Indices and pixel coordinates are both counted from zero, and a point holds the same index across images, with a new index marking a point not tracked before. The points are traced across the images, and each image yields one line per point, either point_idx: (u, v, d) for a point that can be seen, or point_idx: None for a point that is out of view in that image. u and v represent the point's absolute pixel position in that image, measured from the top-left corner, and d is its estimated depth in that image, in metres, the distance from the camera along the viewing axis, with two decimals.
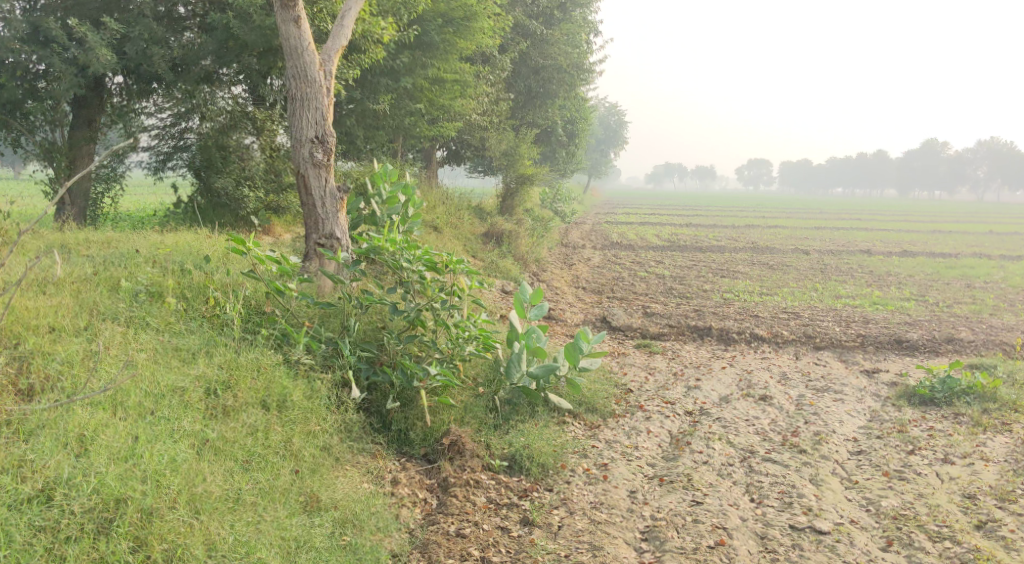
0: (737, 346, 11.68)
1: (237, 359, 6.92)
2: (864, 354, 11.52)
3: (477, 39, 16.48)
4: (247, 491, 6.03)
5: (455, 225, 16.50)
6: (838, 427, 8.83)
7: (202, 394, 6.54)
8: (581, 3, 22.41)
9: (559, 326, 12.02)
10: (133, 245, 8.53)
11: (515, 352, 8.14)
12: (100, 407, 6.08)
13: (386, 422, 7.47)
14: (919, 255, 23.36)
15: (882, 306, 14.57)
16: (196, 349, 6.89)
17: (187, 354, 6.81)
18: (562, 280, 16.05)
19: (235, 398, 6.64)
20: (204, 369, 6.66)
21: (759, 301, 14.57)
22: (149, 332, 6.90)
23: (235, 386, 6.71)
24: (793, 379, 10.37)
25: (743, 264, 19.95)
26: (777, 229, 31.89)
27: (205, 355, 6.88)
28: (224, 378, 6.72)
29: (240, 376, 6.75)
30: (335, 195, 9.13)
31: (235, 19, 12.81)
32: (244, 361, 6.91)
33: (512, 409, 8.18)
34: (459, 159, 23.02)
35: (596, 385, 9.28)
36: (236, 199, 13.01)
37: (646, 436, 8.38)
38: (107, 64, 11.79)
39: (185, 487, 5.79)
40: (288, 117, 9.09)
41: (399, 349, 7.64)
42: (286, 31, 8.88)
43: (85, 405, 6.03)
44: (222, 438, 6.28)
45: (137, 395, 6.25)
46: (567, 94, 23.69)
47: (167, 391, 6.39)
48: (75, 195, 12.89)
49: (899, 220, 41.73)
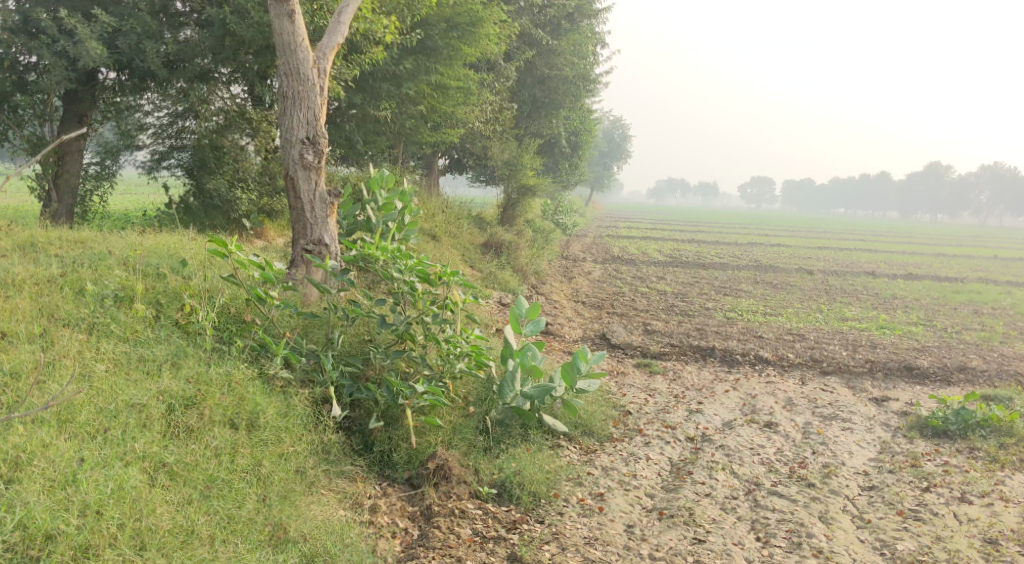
0: (741, 369, 11.21)
1: (206, 373, 6.48)
2: (873, 381, 11.07)
3: (483, 45, 16.06)
4: (205, 523, 5.60)
5: (453, 233, 16.09)
6: (848, 459, 8.38)
7: (165, 410, 6.11)
8: (590, 13, 22.04)
9: (556, 343, 11.56)
10: (108, 245, 8.11)
11: (509, 371, 7.71)
12: (45, 425, 5.67)
13: (368, 443, 7.03)
14: (925, 279, 22.94)
15: (889, 330, 14.14)
16: (162, 360, 6.44)
17: (152, 366, 6.37)
18: (561, 294, 15.62)
19: (200, 417, 6.19)
20: (169, 383, 6.22)
21: (763, 321, 14.11)
22: (113, 340, 6.46)
23: (202, 404, 6.26)
24: (800, 405, 9.91)
25: (747, 282, 19.53)
26: (780, 247, 31.48)
27: (172, 367, 6.44)
28: (189, 394, 6.26)
29: (207, 392, 6.30)
30: (325, 199, 8.70)
31: (233, 15, 12.30)
32: (213, 375, 6.48)
33: (504, 430, 7.73)
34: (462, 167, 22.64)
35: (593, 407, 8.83)
36: (228, 201, 13.05)
37: (644, 464, 7.92)
38: (97, 59, 11.32)
39: (130, 520, 5.39)
40: (279, 115, 8.64)
41: (385, 364, 7.20)
42: (279, 25, 8.44)
43: (27, 421, 5.64)
44: (182, 463, 5.86)
45: (89, 411, 5.84)
46: (573, 105, 23.32)
47: (123, 408, 5.97)
48: (62, 191, 12.49)
49: (902, 242, 41.43)
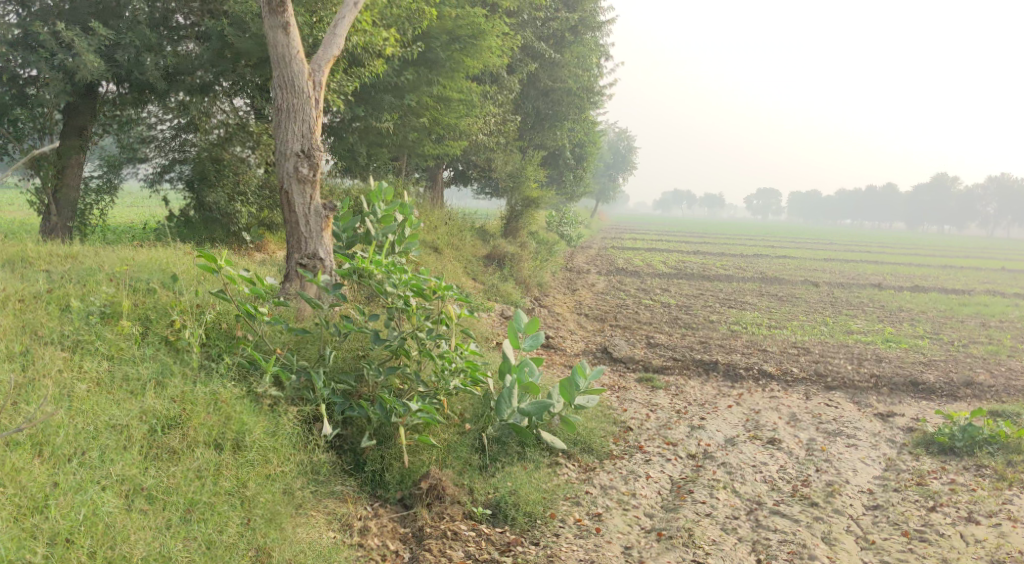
0: (745, 383, 11.05)
1: (192, 392, 6.41)
2: (879, 396, 10.90)
3: (485, 57, 15.96)
4: (182, 549, 5.50)
5: (455, 246, 15.99)
6: (853, 477, 8.21)
7: (146, 431, 6.07)
8: (593, 26, 21.96)
9: (557, 357, 11.42)
10: (98, 259, 8.09)
11: (506, 387, 7.58)
12: (19, 447, 5.66)
13: (360, 462, 6.90)
14: (932, 291, 22.75)
15: (895, 344, 13.96)
16: (147, 380, 6.40)
17: (136, 385, 6.34)
18: (564, 306, 15.49)
19: (183, 438, 6.14)
20: (152, 402, 6.19)
21: (768, 335, 13.95)
22: (97, 359, 6.45)
23: (186, 424, 6.21)
24: (804, 421, 9.74)
25: (752, 295, 19.37)
26: (786, 259, 31.30)
27: (157, 387, 6.39)
28: (173, 413, 6.22)
29: (192, 411, 6.25)
30: (320, 212, 8.59)
31: (231, 27, 12.28)
32: (198, 394, 6.40)
33: (501, 448, 7.59)
34: (466, 179, 22.59)
35: (593, 423, 8.69)
36: (228, 214, 12.88)
37: (644, 482, 7.77)
38: (95, 72, 11.28)
39: (101, 547, 5.34)
40: (273, 128, 8.57)
41: (379, 381, 7.08)
42: (273, 37, 8.37)
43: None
44: (162, 486, 5.79)
45: (65, 434, 5.82)
46: (577, 116, 23.22)
47: (102, 429, 5.96)
48: (61, 206, 12.38)
49: (908, 254, 41.22)
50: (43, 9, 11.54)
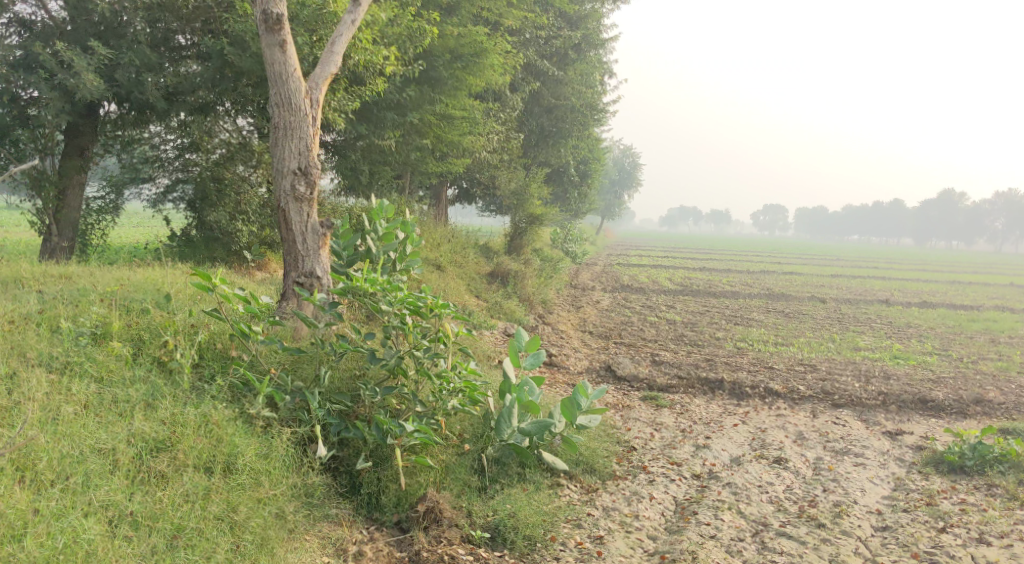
0: (751, 402, 10.89)
1: (183, 414, 6.36)
2: (887, 413, 10.73)
3: (488, 75, 15.89)
4: None
5: (459, 263, 15.91)
6: (861, 497, 8.06)
7: (134, 455, 6.04)
8: (597, 43, 21.92)
9: (560, 375, 11.29)
10: (92, 280, 8.09)
11: (506, 406, 7.46)
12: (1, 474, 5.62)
13: (356, 485, 6.80)
14: (941, 307, 22.55)
15: (904, 360, 13.78)
16: (136, 402, 6.37)
17: (125, 407, 6.32)
18: (568, 324, 15.37)
19: (172, 461, 6.10)
20: (140, 425, 6.16)
21: (774, 352, 13.79)
22: (86, 381, 6.43)
23: (175, 447, 6.17)
24: (811, 439, 9.58)
25: (758, 311, 19.21)
26: (793, 275, 31.13)
27: (146, 409, 6.36)
28: (162, 436, 6.18)
29: (181, 434, 6.21)
30: (317, 230, 8.57)
31: (231, 46, 12.22)
32: (189, 416, 6.35)
33: (501, 469, 7.46)
34: (470, 197, 22.57)
35: (595, 443, 8.54)
36: (229, 233, 12.97)
37: (647, 503, 7.63)
38: (94, 91, 11.24)
39: None
40: (270, 146, 8.52)
41: (376, 401, 6.99)
42: (270, 55, 8.32)
43: None
44: (149, 511, 5.77)
45: (49, 459, 5.79)
46: (581, 134, 23.13)
47: (88, 453, 5.93)
48: (62, 226, 12.37)
49: (916, 270, 40.98)
50: (44, 30, 11.61)
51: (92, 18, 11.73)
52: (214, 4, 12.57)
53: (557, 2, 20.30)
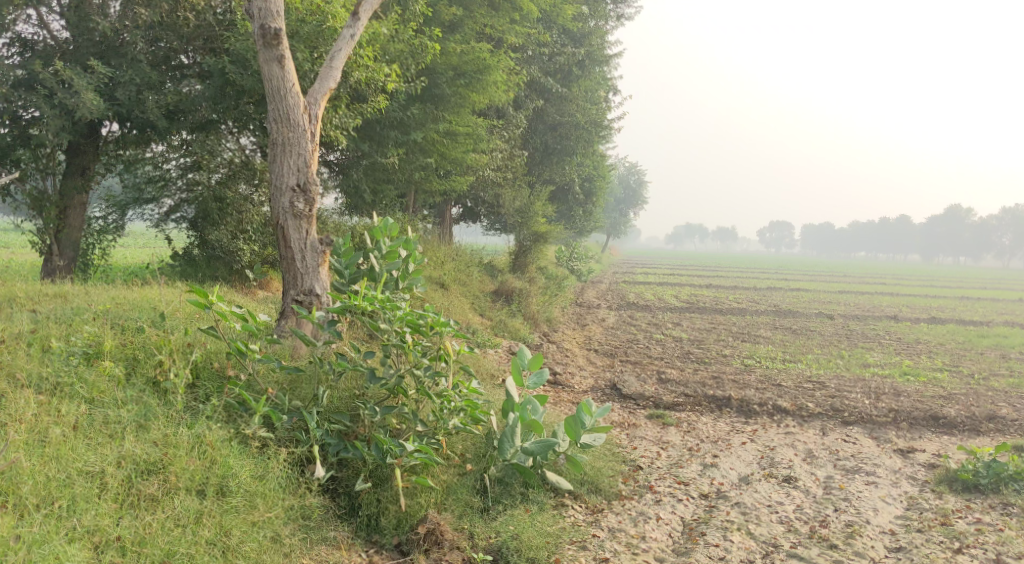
0: (759, 419, 10.71)
1: (176, 435, 6.30)
2: (898, 431, 10.54)
3: (491, 93, 15.79)
4: None
5: (463, 281, 15.79)
6: (873, 517, 7.87)
7: (123, 478, 5.98)
8: (600, 60, 21.86)
9: (565, 394, 11.13)
10: (86, 298, 8.03)
11: (509, 425, 7.30)
12: None
13: (355, 506, 6.66)
14: (950, 323, 22.32)
15: (914, 377, 13.58)
16: (128, 423, 6.30)
17: (116, 429, 6.26)
18: (573, 342, 15.22)
19: (163, 484, 6.04)
20: (131, 447, 6.11)
21: (782, 369, 13.61)
22: (75, 402, 6.36)
23: (166, 470, 6.10)
24: (821, 457, 9.40)
25: (766, 328, 19.02)
26: (801, 291, 30.93)
27: (138, 430, 6.30)
28: (153, 458, 6.12)
29: (173, 455, 6.14)
30: (316, 247, 8.48)
31: (232, 63, 12.18)
32: (182, 436, 6.29)
33: (504, 489, 7.30)
34: (474, 215, 22.56)
35: (600, 462, 8.37)
36: (229, 252, 12.78)
37: (654, 524, 7.45)
38: (94, 110, 11.18)
39: None
40: (269, 163, 8.46)
41: (375, 421, 6.87)
42: (269, 70, 8.27)
43: None
44: (138, 536, 5.71)
45: (36, 482, 5.74)
46: (585, 150, 22.88)
47: (75, 476, 5.88)
48: (63, 246, 12.29)
49: (923, 286, 40.74)
50: (46, 50, 11.60)
51: (93, 37, 11.72)
52: (214, 22, 12.56)
53: (560, 20, 20.30)
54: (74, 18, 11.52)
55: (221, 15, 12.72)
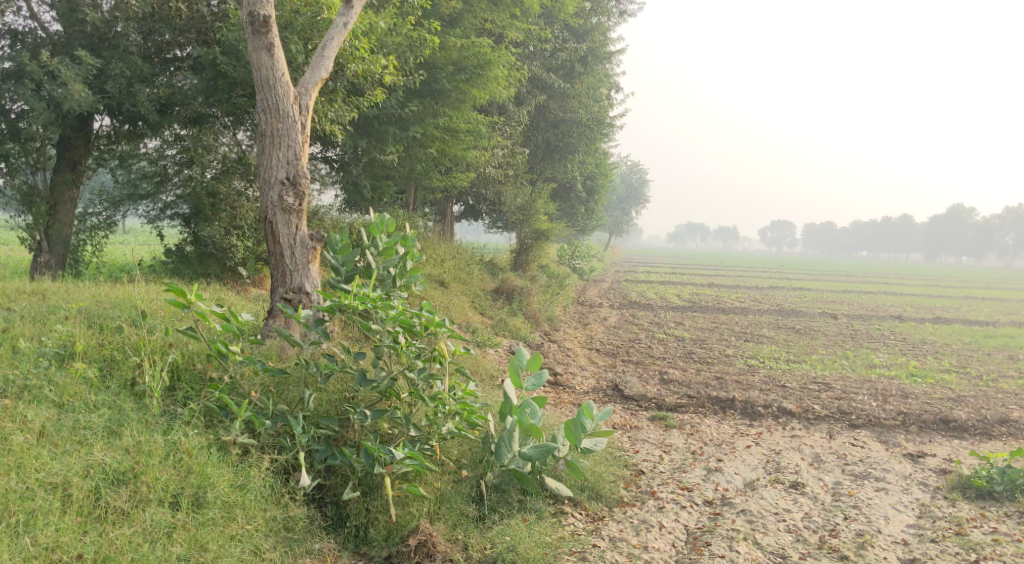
0: (764, 422, 10.40)
1: (149, 442, 6.10)
2: (907, 435, 10.23)
3: (492, 88, 15.44)
4: None
5: (462, 279, 15.48)
6: (885, 526, 7.58)
7: (90, 490, 5.78)
8: (604, 57, 21.48)
9: (565, 395, 10.82)
10: (64, 297, 7.84)
11: (506, 429, 7.01)
12: None
13: (343, 516, 6.42)
14: (956, 323, 22.00)
15: (921, 378, 13.26)
16: (100, 429, 6.11)
17: (86, 435, 6.06)
18: (574, 341, 14.92)
19: (133, 495, 5.83)
20: (100, 455, 5.91)
21: (787, 369, 13.29)
22: (43, 407, 6.16)
23: (137, 479, 5.90)
24: (829, 462, 9.10)
25: (769, 328, 18.70)
26: (804, 290, 30.61)
27: (110, 437, 6.10)
28: (124, 467, 5.92)
29: (146, 464, 5.94)
30: (307, 243, 8.19)
31: (225, 55, 11.86)
32: (156, 443, 6.10)
33: (501, 497, 7.01)
34: (476, 213, 22.32)
35: (602, 467, 8.06)
36: (223, 248, 12.32)
37: (657, 533, 7.16)
38: (83, 102, 10.85)
39: None
40: (257, 155, 8.17)
41: (364, 426, 6.61)
42: (257, 59, 8.02)
43: None
44: (101, 554, 5.49)
45: None
46: (588, 148, 22.58)
47: (36, 487, 5.66)
48: (53, 242, 11.95)
49: (924, 285, 40.47)
50: (35, 42, 11.30)
51: (85, 29, 11.43)
52: (207, 14, 12.18)
53: (563, 15, 19.97)
54: (65, 9, 11.23)
55: (215, 6, 12.32)
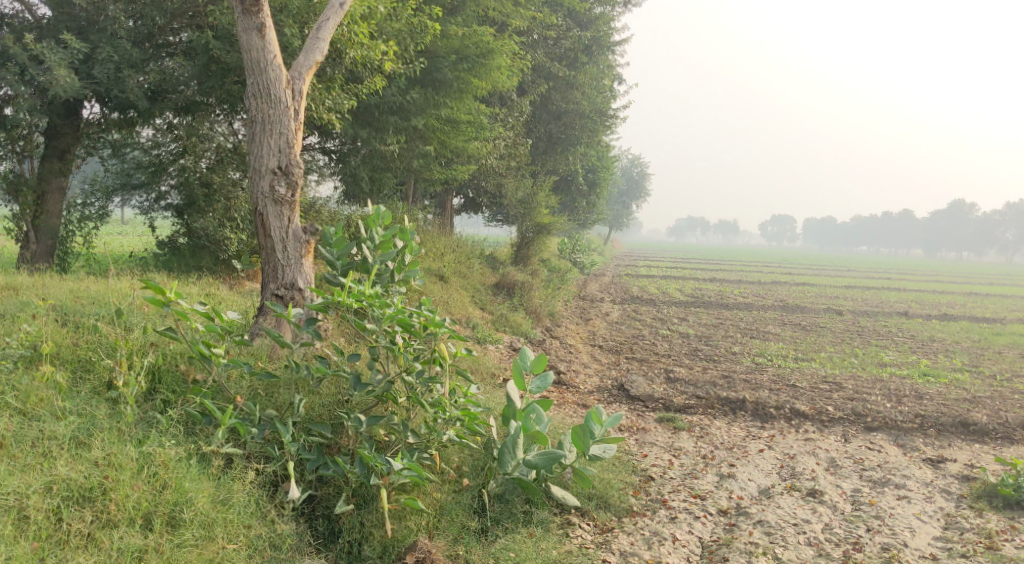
0: (775, 424, 9.97)
1: (121, 453, 5.71)
2: (926, 438, 9.81)
3: (495, 78, 14.94)
4: None
5: (462, 273, 15.05)
6: (910, 540, 7.22)
7: (50, 510, 5.41)
8: (608, 47, 21.00)
9: (569, 395, 10.40)
10: (40, 292, 7.45)
11: (510, 435, 6.59)
12: None
13: (336, 530, 6.03)
14: (963, 320, 21.62)
15: (934, 377, 12.86)
16: (66, 440, 5.73)
17: (49, 447, 5.68)
18: (577, 337, 14.51)
19: (99, 515, 5.47)
20: (64, 471, 5.53)
21: (795, 368, 12.87)
22: (6, 415, 5.77)
23: (105, 496, 5.53)
24: (846, 468, 8.67)
25: (775, 324, 18.29)
26: (806, 286, 30.21)
27: (79, 448, 5.73)
28: (91, 483, 5.55)
29: (117, 480, 5.57)
30: (299, 237, 7.76)
31: (218, 40, 11.40)
32: (129, 456, 5.71)
33: (504, 508, 6.60)
34: (476, 206, 21.91)
35: (609, 473, 7.64)
36: (217, 241, 11.92)
37: (670, 547, 6.78)
38: (69, 88, 10.34)
39: None
40: (247, 143, 7.72)
41: (358, 433, 6.22)
42: (247, 40, 7.58)
43: None
44: None
45: None
46: (591, 140, 22.11)
47: None
48: (41, 233, 11.49)
49: (924, 280, 40.12)
50: (22, 25, 10.84)
51: (73, 12, 10.92)
52: None
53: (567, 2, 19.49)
54: None
55: None
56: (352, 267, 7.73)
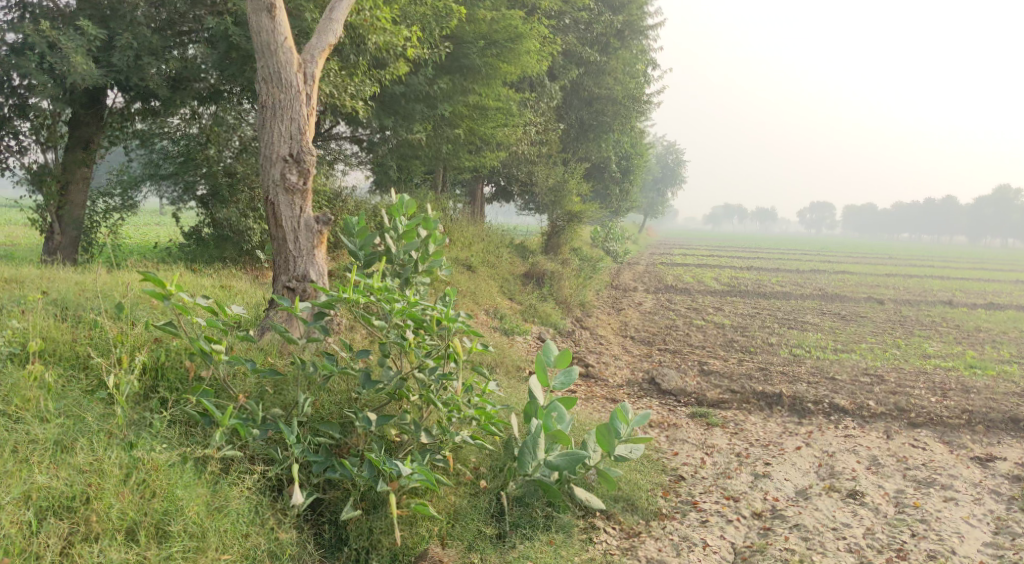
0: (814, 420, 9.53)
1: (107, 458, 5.51)
2: (974, 435, 9.29)
3: (525, 62, 14.54)
4: None
5: (491, 263, 14.70)
6: (958, 546, 6.78)
7: (26, 522, 5.15)
8: (641, 32, 20.51)
9: (598, 389, 10.05)
10: (42, 286, 7.26)
11: (530, 434, 6.27)
12: None
13: (343, 536, 5.81)
14: (1011, 309, 20.84)
15: (981, 370, 12.28)
16: (53, 443, 5.53)
17: (30, 451, 5.44)
18: (608, 328, 14.12)
19: (81, 525, 5.25)
20: (44, 479, 5.29)
21: (835, 360, 12.37)
22: None
23: (88, 505, 5.31)
24: (889, 466, 8.22)
25: (813, 314, 17.72)
26: (847, 274, 29.45)
27: (64, 452, 5.52)
28: (77, 491, 5.34)
29: (103, 487, 5.36)
30: (312, 227, 7.48)
31: (238, 26, 11.13)
32: (115, 461, 5.50)
33: (523, 511, 6.32)
34: (507, 195, 21.70)
35: (637, 474, 7.29)
36: (240, 231, 11.71)
37: (700, 553, 6.42)
38: (88, 76, 10.14)
39: None
40: (258, 129, 7.46)
41: (369, 434, 5.97)
42: (257, 22, 7.31)
43: None
44: None
45: None
46: (624, 127, 21.67)
47: None
48: (65, 223, 11.30)
49: (969, 268, 39.04)
50: (45, 13, 10.69)
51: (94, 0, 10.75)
52: None
53: None
54: None
55: None
56: (374, 257, 7.36)
